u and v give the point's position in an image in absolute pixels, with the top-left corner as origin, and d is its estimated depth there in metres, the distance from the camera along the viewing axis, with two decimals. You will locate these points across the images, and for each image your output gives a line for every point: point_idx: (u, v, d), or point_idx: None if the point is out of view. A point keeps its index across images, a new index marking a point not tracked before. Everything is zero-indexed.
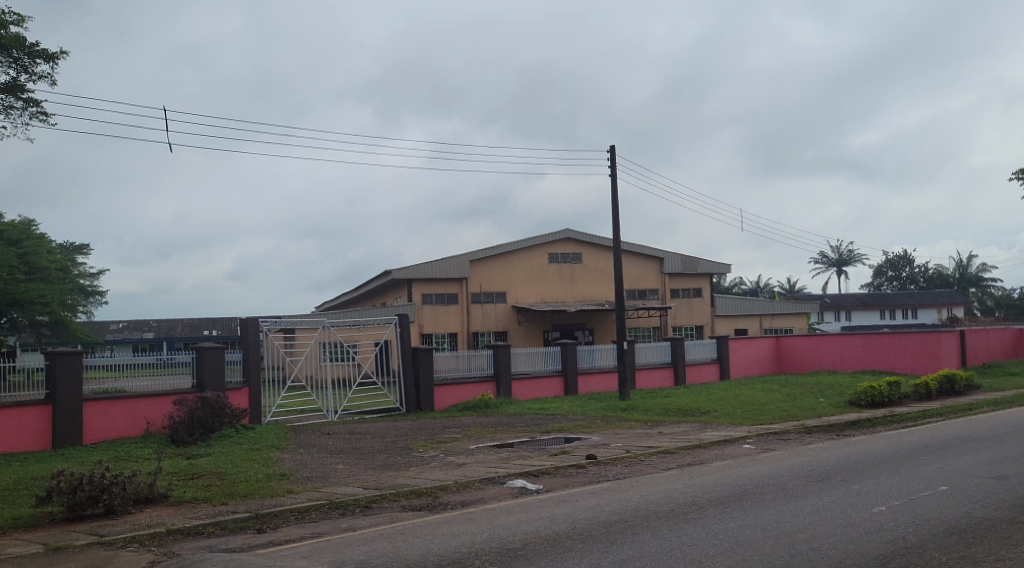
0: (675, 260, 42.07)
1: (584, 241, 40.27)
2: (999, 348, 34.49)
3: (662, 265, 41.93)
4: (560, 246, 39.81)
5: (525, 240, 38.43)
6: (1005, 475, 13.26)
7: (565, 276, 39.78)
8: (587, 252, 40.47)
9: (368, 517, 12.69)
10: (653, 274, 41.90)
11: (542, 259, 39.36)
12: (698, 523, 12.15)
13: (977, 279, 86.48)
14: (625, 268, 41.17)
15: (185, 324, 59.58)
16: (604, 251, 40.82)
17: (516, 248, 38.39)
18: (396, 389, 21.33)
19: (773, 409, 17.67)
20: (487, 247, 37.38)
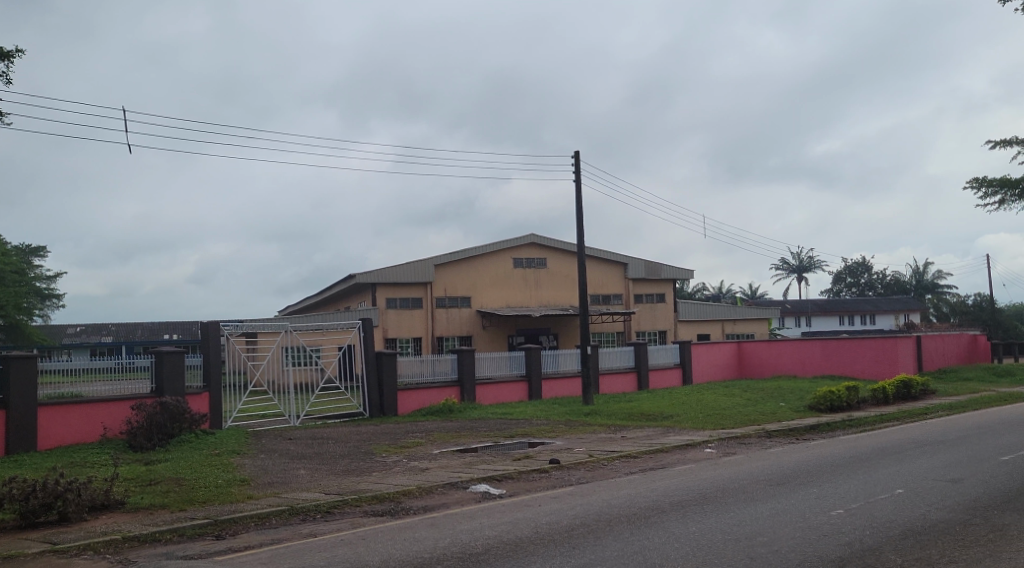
0: (639, 265, 42.41)
1: (549, 246, 40.39)
2: (954, 353, 35.22)
3: (627, 271, 42.23)
4: (524, 251, 39.89)
5: (490, 245, 38.49)
6: (958, 478, 13.51)
7: (530, 281, 39.86)
8: (552, 257, 40.59)
9: (329, 523, 12.61)
10: (618, 279, 42.17)
11: (507, 263, 39.40)
12: (659, 526, 12.25)
13: (933, 287, 88.21)
14: (590, 273, 41.36)
15: (145, 329, 58.62)
16: (568, 256, 40.96)
17: (480, 252, 38.44)
18: (359, 393, 21.20)
19: (734, 413, 17.84)
20: (452, 252, 37.37)
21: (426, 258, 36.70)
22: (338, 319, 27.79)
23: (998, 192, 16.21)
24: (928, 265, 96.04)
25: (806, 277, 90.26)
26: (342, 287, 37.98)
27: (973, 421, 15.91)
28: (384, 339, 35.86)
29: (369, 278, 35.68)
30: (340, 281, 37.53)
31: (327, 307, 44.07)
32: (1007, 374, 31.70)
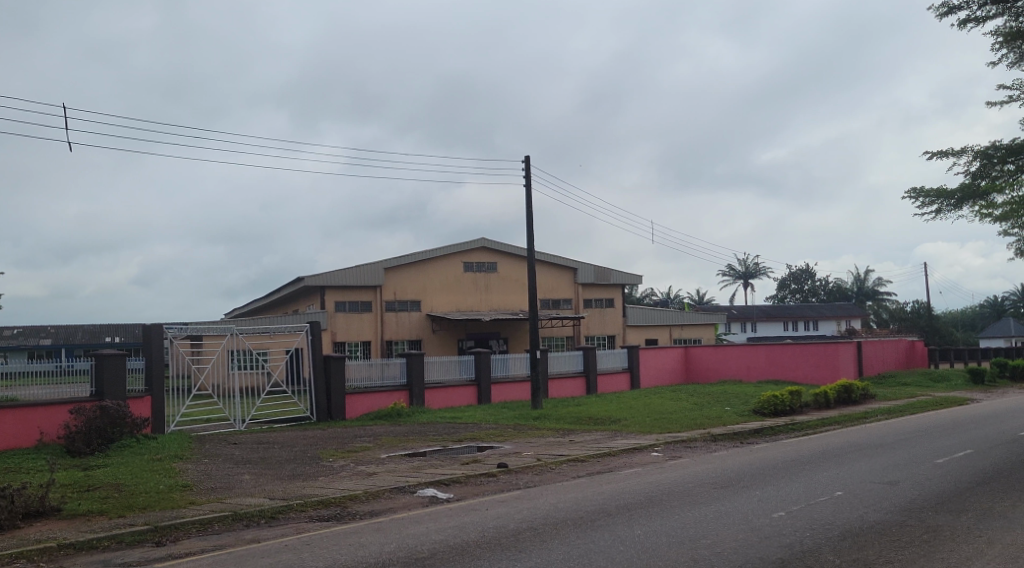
0: (589, 270, 42.65)
1: (499, 250, 40.44)
2: (894, 359, 36.10)
3: (575, 275, 42.44)
4: (475, 255, 39.88)
5: (442, 248, 38.43)
6: (894, 481, 13.83)
7: (481, 285, 39.87)
8: (502, 261, 40.71)
9: (273, 528, 12.46)
10: (568, 284, 42.41)
11: (458, 268, 39.34)
12: (605, 529, 12.33)
13: (873, 293, 90.09)
14: (541, 277, 41.51)
15: (85, 331, 57.37)
16: (518, 260, 41.06)
17: (432, 256, 38.37)
18: (307, 397, 21.02)
19: (680, 418, 18.01)
20: (403, 255, 37.24)
21: (377, 261, 36.52)
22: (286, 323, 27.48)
23: (934, 202, 16.53)
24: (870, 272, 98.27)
25: (752, 283, 91.73)
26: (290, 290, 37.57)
27: (909, 426, 16.26)
28: (332, 343, 35.56)
29: (318, 280, 35.36)
30: (288, 283, 37.11)
31: (275, 309, 43.55)
32: (944, 380, 32.52)
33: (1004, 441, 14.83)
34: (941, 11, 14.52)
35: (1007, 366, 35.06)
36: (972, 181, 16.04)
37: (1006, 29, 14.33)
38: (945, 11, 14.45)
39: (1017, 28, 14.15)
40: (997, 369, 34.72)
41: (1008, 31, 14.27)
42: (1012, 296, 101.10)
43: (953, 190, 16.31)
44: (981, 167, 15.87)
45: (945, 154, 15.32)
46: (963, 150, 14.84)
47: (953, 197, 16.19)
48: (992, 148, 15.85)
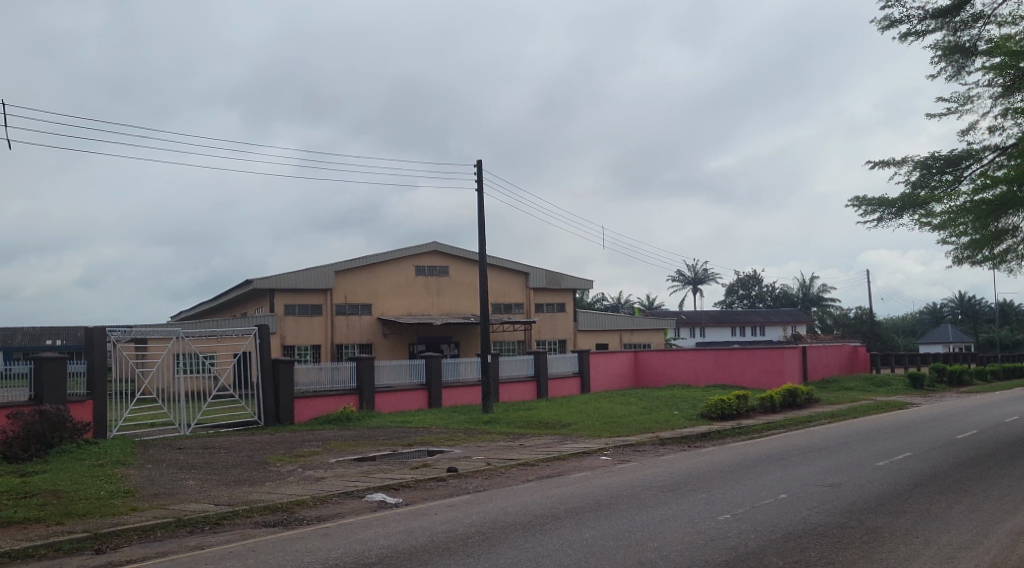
0: (541, 274, 42.84)
1: (452, 254, 40.40)
2: (837, 364, 36.82)
3: (528, 280, 42.58)
4: (427, 259, 39.78)
5: (394, 251, 38.27)
6: (837, 483, 14.12)
7: (432, 289, 39.78)
8: (457, 265, 40.71)
9: (217, 535, 12.28)
10: (520, 288, 42.47)
11: (409, 271, 39.22)
12: (553, 533, 12.38)
13: (819, 299, 91.86)
14: (494, 281, 41.57)
15: (24, 333, 55.95)
16: (471, 265, 41.05)
17: (384, 259, 38.20)
18: (254, 401, 20.78)
19: (629, 421, 18.20)
20: (353, 258, 36.96)
21: (327, 264, 36.22)
22: (233, 326, 27.09)
23: (875, 210, 16.91)
24: (815, 279, 100.30)
25: (701, 289, 92.89)
26: (238, 293, 37.07)
27: (851, 429, 16.63)
28: (282, 346, 35.19)
29: (267, 283, 34.95)
30: (236, 285, 36.63)
31: (223, 312, 42.88)
32: (884, 385, 33.31)
33: (942, 444, 15.22)
34: (882, 24, 14.84)
35: (944, 371, 36.07)
36: (912, 191, 16.45)
37: (945, 43, 14.69)
38: (887, 24, 14.76)
39: (956, 42, 14.53)
40: (934, 373, 35.68)
41: (947, 45, 14.63)
42: (949, 302, 103.95)
43: (895, 199, 16.72)
44: (920, 177, 16.26)
45: (886, 164, 15.66)
46: (904, 160, 15.20)
47: (895, 206, 16.59)
48: (932, 158, 16.30)
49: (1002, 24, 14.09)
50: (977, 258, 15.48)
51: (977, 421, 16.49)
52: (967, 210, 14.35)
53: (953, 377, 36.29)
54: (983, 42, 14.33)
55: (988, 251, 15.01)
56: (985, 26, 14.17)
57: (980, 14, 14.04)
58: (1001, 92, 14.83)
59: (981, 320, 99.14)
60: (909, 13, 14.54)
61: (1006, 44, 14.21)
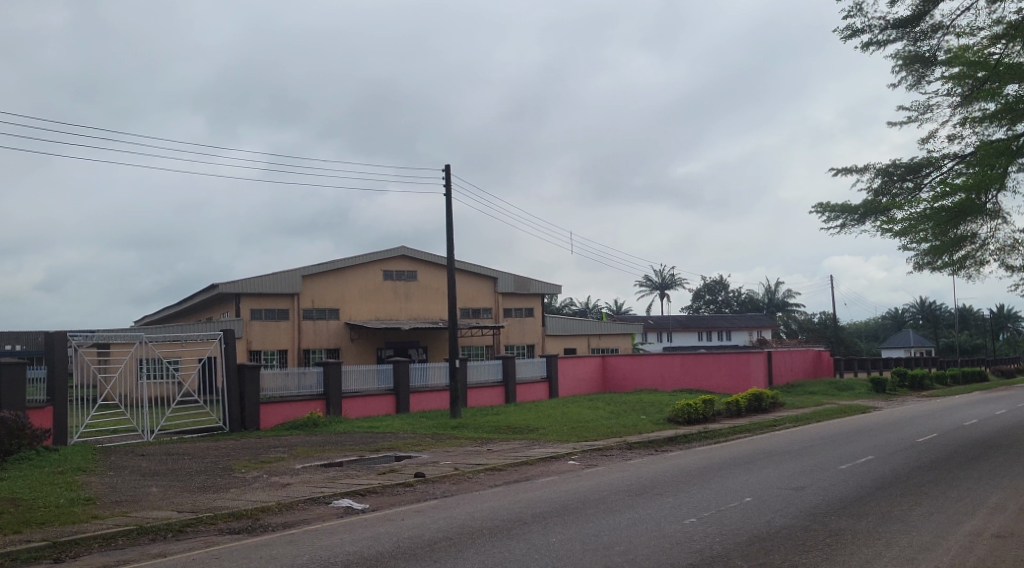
0: (509, 279, 42.89)
1: (420, 259, 40.31)
2: (801, 368, 37.29)
3: (497, 285, 42.63)
4: (395, 264, 39.67)
5: (362, 256, 38.10)
6: (800, 486, 14.29)
7: (401, 294, 39.66)
8: (426, 270, 40.63)
9: (181, 542, 12.14)
10: (488, 293, 42.50)
11: (377, 276, 39.08)
12: (520, 537, 12.40)
13: (784, 304, 93.01)
14: (462, 286, 41.56)
15: None
16: (439, 269, 41.00)
17: (352, 264, 38.01)
18: (219, 407, 20.59)
19: (596, 426, 18.27)
20: (321, 262, 36.74)
21: (294, 268, 35.96)
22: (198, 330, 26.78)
23: (839, 216, 17.20)
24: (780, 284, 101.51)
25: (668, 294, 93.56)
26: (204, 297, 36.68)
27: (815, 433, 16.81)
28: (248, 351, 34.86)
29: (233, 287, 34.59)
30: (201, 290, 36.25)
31: (189, 316, 42.35)
32: (847, 388, 33.77)
33: (903, 447, 15.45)
34: (845, 33, 15.07)
35: (907, 375, 36.61)
36: (874, 198, 16.75)
37: (905, 52, 14.97)
38: (849, 32, 14.97)
39: (916, 52, 14.80)
40: (896, 378, 36.23)
41: (908, 54, 14.92)
42: (911, 308, 105.75)
43: (857, 206, 17.03)
44: (882, 184, 16.57)
45: (849, 171, 15.90)
46: (866, 168, 15.42)
47: (857, 212, 16.90)
48: (893, 166, 16.59)
49: (961, 34, 14.35)
50: (937, 265, 15.72)
51: (937, 425, 16.76)
52: (927, 216, 14.60)
53: (914, 381, 36.90)
54: (942, 52, 14.60)
55: (948, 257, 15.26)
56: (945, 36, 14.41)
57: (940, 24, 14.25)
58: (959, 101, 15.13)
59: (941, 325, 101.10)
60: (871, 23, 14.75)
61: (965, 55, 14.51)
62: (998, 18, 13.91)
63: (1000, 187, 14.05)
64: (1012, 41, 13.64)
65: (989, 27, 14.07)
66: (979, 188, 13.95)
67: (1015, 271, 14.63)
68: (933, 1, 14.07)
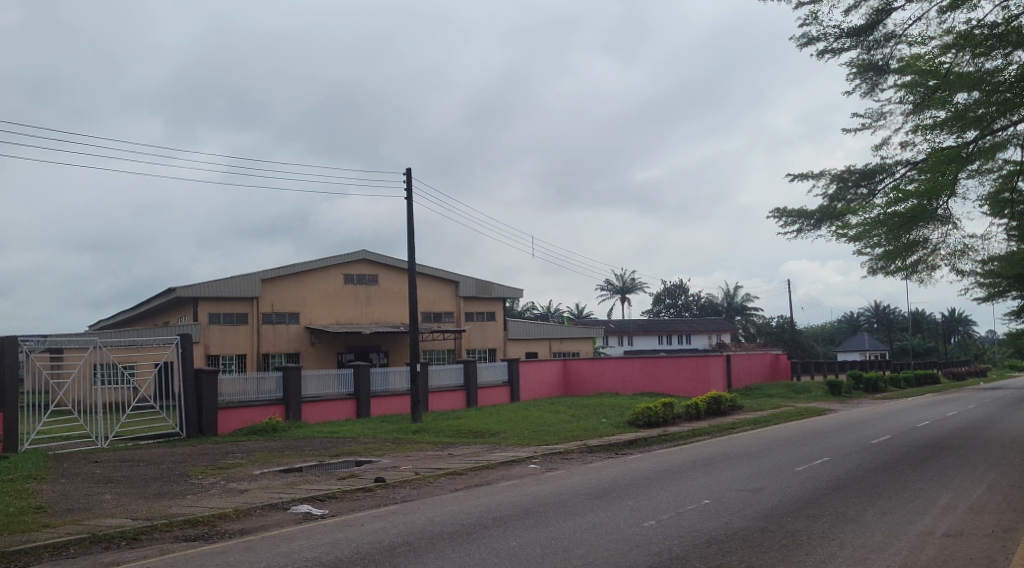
0: (471, 283, 42.83)
1: (381, 263, 40.15)
2: (760, 372, 37.80)
3: (459, 289, 42.56)
4: (356, 267, 39.46)
5: (322, 259, 37.85)
6: (758, 488, 14.46)
7: (361, 297, 39.46)
8: (388, 273, 40.50)
9: (134, 550, 11.94)
10: (450, 298, 42.42)
11: (338, 280, 38.83)
12: (480, 542, 12.38)
13: (743, 308, 94.28)
14: (424, 290, 41.45)
15: None
16: (401, 273, 40.88)
17: (312, 267, 37.75)
18: (176, 412, 20.26)
19: (556, 430, 18.31)
20: (281, 266, 36.47)
21: (253, 272, 35.64)
22: (156, 335, 26.42)
23: (796, 221, 17.48)
24: (739, 289, 102.83)
25: (629, 299, 94.17)
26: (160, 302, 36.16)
27: (772, 436, 17.02)
28: (206, 356, 34.44)
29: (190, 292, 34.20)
30: (157, 295, 35.75)
31: (146, 321, 41.68)
32: (804, 391, 34.21)
33: (858, 449, 15.71)
34: (801, 41, 15.29)
35: (862, 378, 37.27)
36: (830, 203, 17.04)
37: (859, 60, 15.25)
38: (805, 41, 15.19)
39: (869, 60, 15.05)
40: (851, 381, 36.88)
41: (862, 62, 15.18)
42: (866, 312, 107.82)
43: (814, 211, 17.31)
44: (837, 190, 16.85)
45: (805, 177, 16.14)
46: (822, 174, 15.64)
47: (813, 217, 17.19)
48: (848, 172, 16.85)
49: (913, 43, 14.62)
50: (890, 269, 15.98)
51: (891, 427, 17.05)
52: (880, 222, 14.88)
53: (868, 384, 37.56)
54: (895, 60, 14.88)
55: (900, 262, 15.56)
56: (897, 45, 14.67)
57: (893, 33, 14.50)
58: (912, 109, 15.43)
59: (896, 329, 103.18)
60: (826, 31, 14.97)
61: (917, 64, 14.78)
62: (947, 28, 14.19)
63: (951, 193, 14.32)
64: (961, 50, 13.91)
65: (940, 36, 14.33)
66: (930, 194, 14.22)
67: (966, 276, 14.93)
68: (885, 10, 14.31)
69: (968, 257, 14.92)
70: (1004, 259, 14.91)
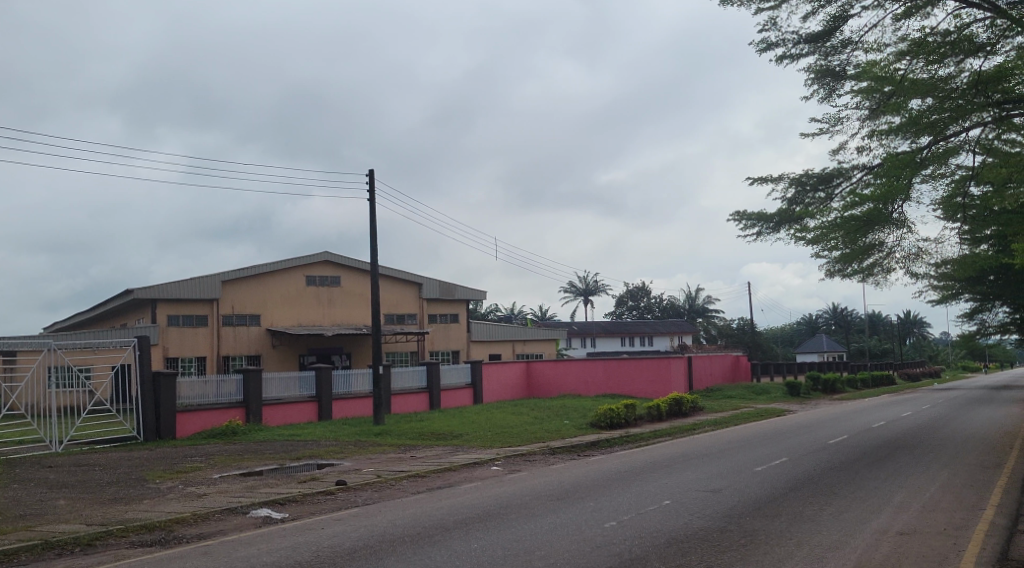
0: (434, 285, 42.76)
1: (344, 265, 39.96)
2: (720, 373, 38.18)
3: (423, 291, 42.47)
4: (318, 269, 39.22)
5: (284, 261, 37.57)
6: (718, 488, 14.60)
7: (323, 299, 39.22)
8: (351, 275, 40.32)
9: (89, 556, 11.74)
10: (415, 299, 42.30)
11: (299, 281, 38.56)
12: (441, 544, 12.34)
13: (704, 310, 95.24)
14: (387, 292, 41.31)
15: None
16: (363, 275, 40.72)
17: (273, 269, 37.45)
18: (133, 416, 19.98)
19: (518, 432, 18.33)
20: (242, 268, 36.18)
21: (213, 273, 35.31)
22: (116, 337, 26.03)
23: (756, 225, 17.69)
24: (700, 291, 103.78)
25: (591, 301, 94.54)
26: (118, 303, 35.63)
27: (732, 437, 17.20)
28: (165, 358, 34.01)
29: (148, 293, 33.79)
30: (114, 296, 35.24)
31: (104, 322, 40.98)
32: (763, 393, 34.64)
33: (815, 449, 15.93)
34: (760, 47, 15.46)
35: (819, 379, 37.83)
36: (788, 207, 17.27)
37: (817, 66, 15.45)
38: (764, 46, 15.37)
39: (827, 66, 15.28)
40: (809, 382, 37.42)
41: (820, 68, 15.40)
42: (824, 313, 109.52)
43: (773, 215, 17.53)
44: (795, 194, 17.08)
45: (764, 180, 16.34)
46: (781, 177, 15.83)
47: (772, 221, 17.40)
48: (806, 176, 17.07)
49: (869, 50, 14.86)
50: (847, 272, 16.22)
51: (847, 427, 17.31)
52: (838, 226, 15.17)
53: (826, 385, 38.11)
54: (852, 66, 15.10)
55: (858, 265, 15.81)
56: (853, 51, 14.91)
57: (849, 40, 14.72)
58: (867, 115, 15.68)
59: (853, 331, 104.91)
60: (785, 37, 15.16)
61: (873, 70, 15.03)
62: (902, 35, 14.42)
63: (905, 197, 14.58)
64: (915, 58, 14.14)
65: (895, 44, 14.59)
66: (886, 198, 14.48)
67: (920, 279, 15.20)
68: (842, 17, 14.52)
69: (922, 260, 15.19)
70: (956, 263, 15.19)
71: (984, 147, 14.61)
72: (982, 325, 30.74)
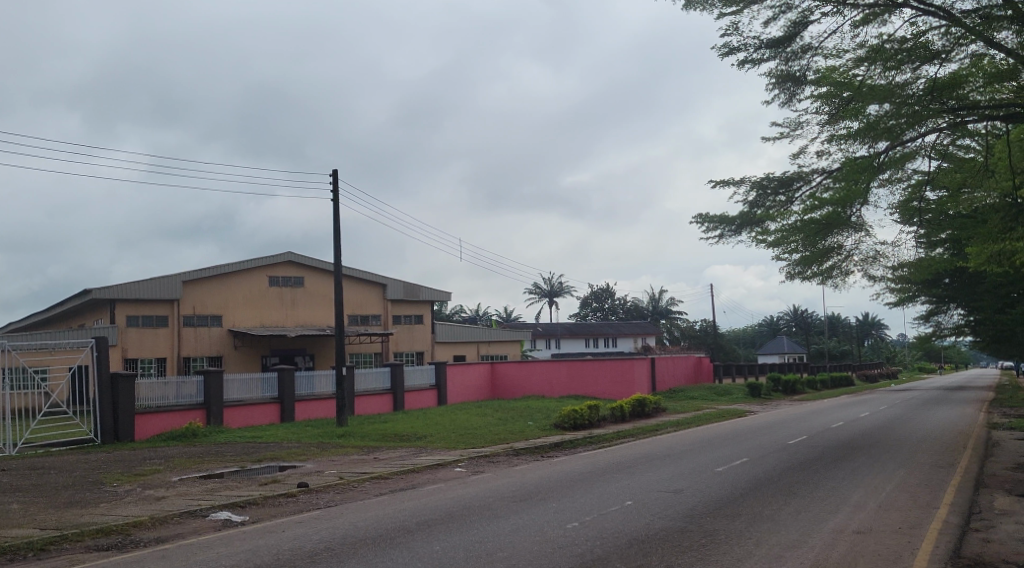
0: (398, 286, 42.63)
1: (307, 265, 39.72)
2: (682, 374, 38.50)
3: (388, 292, 42.35)
4: (282, 270, 38.92)
5: (247, 261, 37.26)
6: (680, 488, 14.71)
7: (287, 300, 38.94)
8: (315, 276, 40.08)
9: (43, 561, 11.54)
10: (381, 300, 42.16)
11: (263, 282, 38.25)
12: (403, 546, 12.31)
13: (667, 312, 96.13)
14: (352, 292, 41.13)
15: None
16: (327, 276, 40.49)
17: (237, 269, 37.12)
18: (89, 418, 19.69)
19: (481, 433, 18.35)
20: (204, 268, 35.82)
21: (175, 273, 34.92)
22: (77, 337, 25.62)
23: (718, 227, 17.87)
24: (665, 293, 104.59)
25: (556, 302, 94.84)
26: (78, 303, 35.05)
27: (695, 437, 17.34)
28: (124, 359, 33.53)
29: (108, 293, 33.33)
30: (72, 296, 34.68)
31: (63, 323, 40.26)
32: (724, 393, 35.02)
33: (776, 450, 16.12)
34: (723, 52, 15.62)
35: (780, 380, 38.30)
36: (750, 209, 17.45)
37: (778, 71, 15.63)
38: (726, 51, 15.53)
39: (787, 70, 15.47)
40: (769, 383, 37.88)
41: (781, 73, 15.58)
42: (785, 315, 111.00)
43: (734, 218, 17.71)
44: (756, 197, 17.27)
45: (726, 184, 16.51)
46: (742, 181, 16.00)
47: (734, 223, 17.57)
48: (766, 179, 17.27)
49: (828, 56, 15.08)
50: (807, 274, 16.44)
51: (806, 428, 17.54)
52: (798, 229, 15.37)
53: (785, 386, 38.61)
54: (811, 71, 15.32)
55: (817, 267, 16.03)
56: (813, 57, 15.12)
57: (808, 45, 14.94)
58: (827, 119, 15.90)
59: (814, 332, 106.46)
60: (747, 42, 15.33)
61: (832, 75, 15.24)
62: (861, 41, 14.66)
63: (863, 202, 14.82)
64: (873, 63, 14.37)
65: (853, 49, 14.82)
66: (844, 202, 14.70)
67: (877, 281, 15.46)
68: (802, 23, 14.73)
69: (880, 263, 15.45)
70: (912, 265, 15.47)
71: (938, 153, 14.90)
72: (937, 327, 31.31)
